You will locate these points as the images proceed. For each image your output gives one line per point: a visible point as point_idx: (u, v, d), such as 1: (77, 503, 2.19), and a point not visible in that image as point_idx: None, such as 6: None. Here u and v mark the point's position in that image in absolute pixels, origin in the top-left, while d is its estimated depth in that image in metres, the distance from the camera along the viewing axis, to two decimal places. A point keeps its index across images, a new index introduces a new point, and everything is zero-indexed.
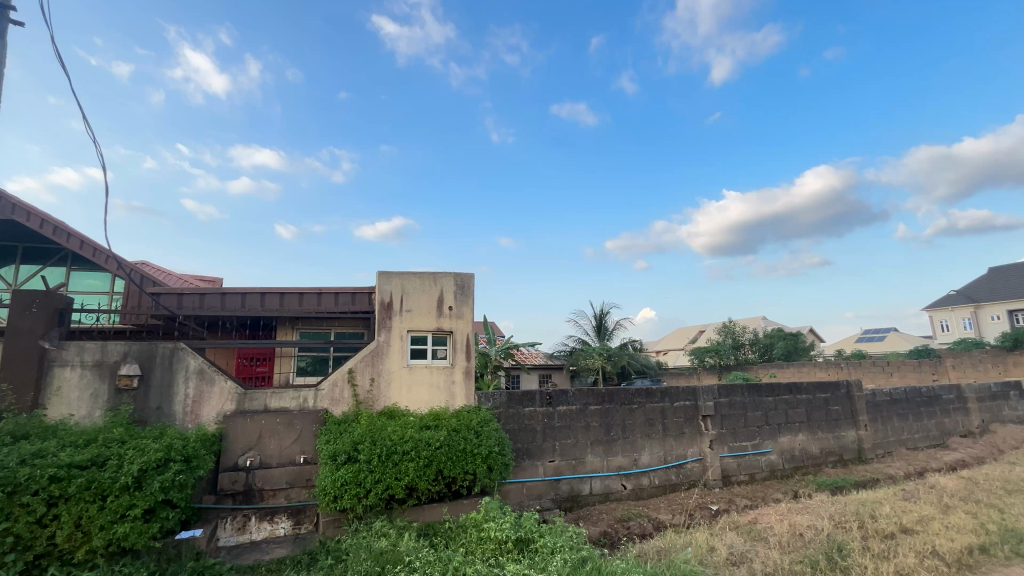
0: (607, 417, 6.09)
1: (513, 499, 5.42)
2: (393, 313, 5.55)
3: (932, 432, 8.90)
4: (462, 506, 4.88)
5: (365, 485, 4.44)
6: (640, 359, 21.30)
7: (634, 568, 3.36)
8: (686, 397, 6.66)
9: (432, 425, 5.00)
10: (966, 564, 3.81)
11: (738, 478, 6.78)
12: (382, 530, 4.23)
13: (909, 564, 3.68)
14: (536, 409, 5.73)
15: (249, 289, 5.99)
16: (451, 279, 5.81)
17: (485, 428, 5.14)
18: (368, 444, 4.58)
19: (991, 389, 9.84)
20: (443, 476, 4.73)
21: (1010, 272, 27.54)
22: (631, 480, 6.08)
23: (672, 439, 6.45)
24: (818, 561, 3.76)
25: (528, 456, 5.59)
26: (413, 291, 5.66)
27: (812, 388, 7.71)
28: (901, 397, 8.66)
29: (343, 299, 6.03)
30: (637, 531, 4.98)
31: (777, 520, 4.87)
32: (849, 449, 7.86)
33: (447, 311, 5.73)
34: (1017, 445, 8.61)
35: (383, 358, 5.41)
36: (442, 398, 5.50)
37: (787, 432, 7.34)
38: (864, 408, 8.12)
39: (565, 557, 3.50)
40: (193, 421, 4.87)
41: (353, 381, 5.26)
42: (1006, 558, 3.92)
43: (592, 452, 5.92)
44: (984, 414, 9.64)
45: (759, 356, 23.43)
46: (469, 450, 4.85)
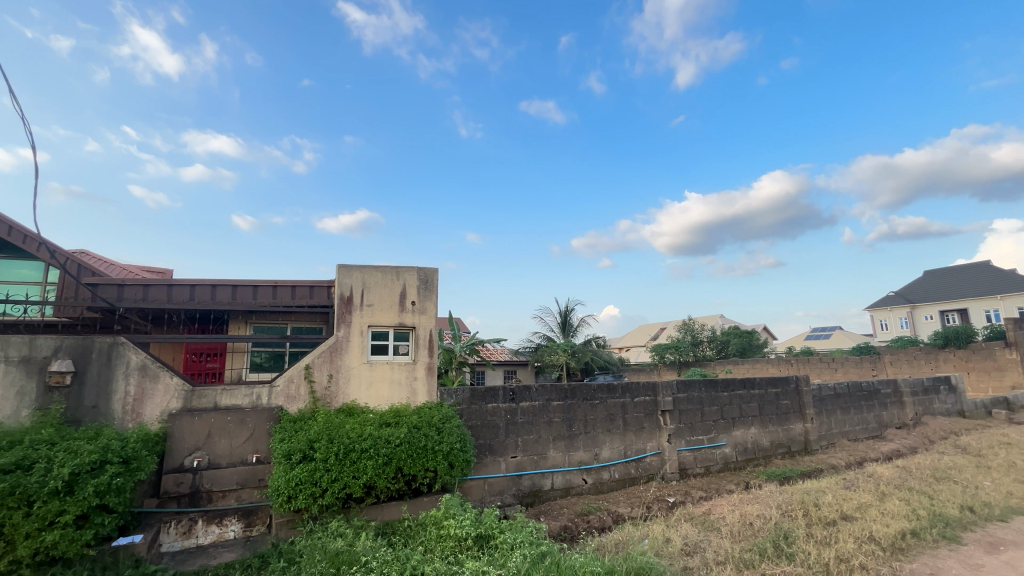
0: (569, 413, 6.14)
1: (474, 495, 5.39)
2: (353, 308, 5.40)
3: (872, 424, 9.47)
4: (422, 504, 4.81)
5: (320, 485, 4.30)
6: (604, 355, 21.70)
7: (592, 561, 3.40)
8: (646, 393, 6.81)
9: (392, 423, 4.89)
10: (899, 547, 4.05)
11: (694, 471, 7.00)
12: (339, 530, 4.11)
13: (848, 549, 3.89)
14: (499, 405, 5.71)
15: (200, 279, 5.51)
16: (414, 274, 5.69)
17: (446, 425, 5.07)
18: (324, 442, 4.44)
19: (924, 383, 10.57)
20: (402, 474, 4.64)
21: (943, 275, 29.62)
22: (592, 474, 6.17)
23: (632, 434, 6.58)
24: (766, 549, 3.93)
25: (490, 452, 5.57)
26: (375, 286, 5.52)
27: (764, 383, 8.04)
28: (844, 391, 9.17)
29: (301, 292, 5.77)
30: (596, 525, 5.05)
31: (729, 511, 5.05)
32: (797, 441, 8.26)
33: (410, 306, 5.62)
34: (945, 435, 9.29)
35: (342, 354, 5.25)
36: (403, 394, 5.40)
37: (740, 426, 7.63)
38: (811, 402, 8.55)
39: (524, 553, 3.50)
40: (134, 421, 4.58)
41: (310, 377, 5.09)
42: (933, 541, 4.20)
43: (554, 447, 5.96)
44: (918, 407, 10.33)
45: (716, 353, 24.30)
46: (429, 447, 4.78)
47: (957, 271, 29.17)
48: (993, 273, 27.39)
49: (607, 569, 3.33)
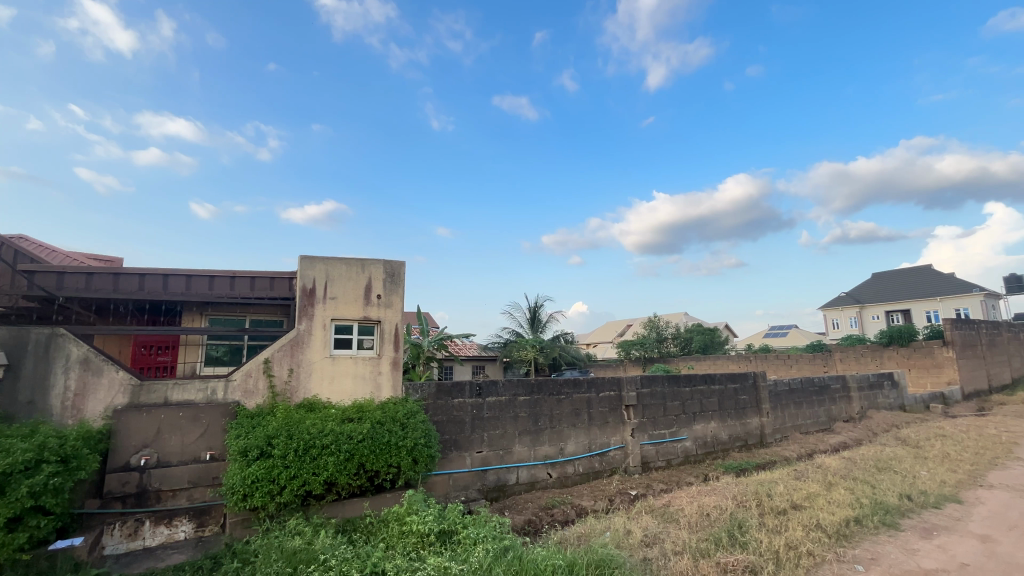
0: (535, 408, 6.17)
1: (438, 491, 5.34)
2: (316, 301, 5.25)
3: (822, 417, 9.94)
4: (385, 500, 4.73)
5: (279, 482, 4.16)
6: (571, 351, 21.95)
7: (554, 554, 3.43)
8: (610, 388, 6.92)
9: (355, 418, 4.79)
10: (843, 534, 4.27)
11: (655, 464, 7.17)
12: (297, 528, 4.00)
13: (797, 537, 4.07)
14: (465, 401, 5.67)
15: (151, 268, 5.18)
16: (380, 266, 5.58)
17: (411, 420, 5.00)
18: (283, 438, 4.30)
19: (870, 378, 11.17)
20: (365, 470, 4.55)
21: (889, 277, 31.36)
22: (557, 468, 6.23)
23: (597, 428, 6.68)
24: (721, 538, 4.06)
25: (456, 447, 5.54)
26: (339, 278, 5.38)
27: (724, 378, 8.31)
28: (797, 387, 9.58)
29: (260, 284, 5.55)
30: (560, 518, 5.11)
31: (688, 502, 5.20)
32: (753, 434, 8.58)
33: (375, 300, 5.51)
34: (888, 428, 9.85)
35: (303, 348, 5.10)
36: (367, 389, 5.29)
37: (700, 420, 7.86)
38: (767, 397, 8.90)
39: (487, 548, 3.49)
40: (74, 417, 4.31)
41: (269, 372, 4.91)
42: (874, 527, 4.45)
43: (519, 442, 5.98)
44: (864, 402, 10.92)
45: (680, 350, 24.96)
46: (393, 443, 4.69)
47: (902, 274, 30.96)
48: (934, 276, 29.21)
49: (568, 562, 3.37)
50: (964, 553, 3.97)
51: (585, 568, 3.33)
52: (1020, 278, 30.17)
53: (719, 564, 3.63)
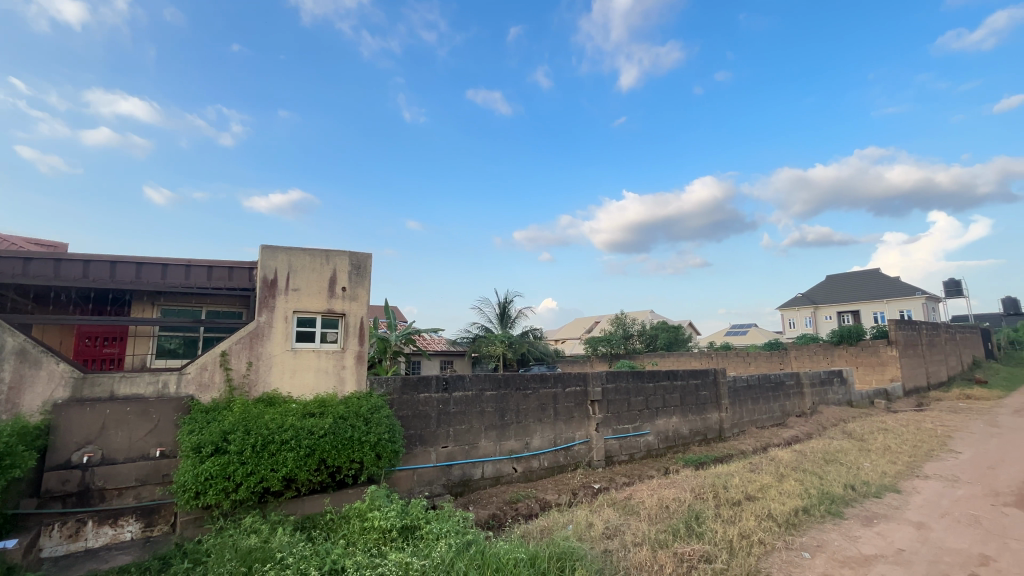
0: (501, 403, 6.18)
1: (402, 487, 5.28)
2: (277, 292, 5.09)
3: (777, 412, 10.38)
4: (347, 496, 4.65)
5: (234, 479, 4.01)
6: (540, 347, 22.12)
7: (516, 548, 3.45)
8: (576, 383, 7.00)
9: (317, 413, 4.66)
10: (792, 523, 4.48)
11: (619, 458, 7.32)
12: (253, 526, 3.87)
13: (749, 527, 4.25)
14: (431, 395, 5.62)
15: (97, 255, 4.87)
16: (346, 258, 5.45)
17: (375, 415, 4.91)
18: (240, 434, 4.15)
19: (821, 375, 11.73)
20: (326, 466, 4.44)
21: (842, 280, 32.96)
22: (522, 462, 6.26)
23: (562, 423, 6.75)
24: (678, 529, 4.19)
25: (421, 443, 5.48)
26: (302, 270, 5.23)
27: (686, 374, 8.54)
28: (755, 383, 9.97)
29: (218, 273, 5.32)
30: (524, 512, 5.14)
31: (648, 495, 5.34)
32: (712, 429, 8.88)
33: (340, 292, 5.38)
34: (836, 422, 10.38)
35: (263, 341, 4.93)
36: (330, 383, 5.17)
37: (663, 415, 8.07)
38: (726, 393, 9.22)
39: (450, 542, 3.48)
40: (9, 412, 4.03)
41: (225, 365, 4.73)
42: (820, 516, 4.69)
43: (485, 437, 5.98)
44: (815, 397, 11.46)
45: (645, 346, 25.53)
46: (356, 438, 4.60)
47: (854, 277, 32.58)
48: (881, 280, 30.88)
49: (530, 556, 3.40)
50: (901, 539, 4.22)
51: (546, 561, 3.37)
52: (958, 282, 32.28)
53: (676, 554, 3.74)
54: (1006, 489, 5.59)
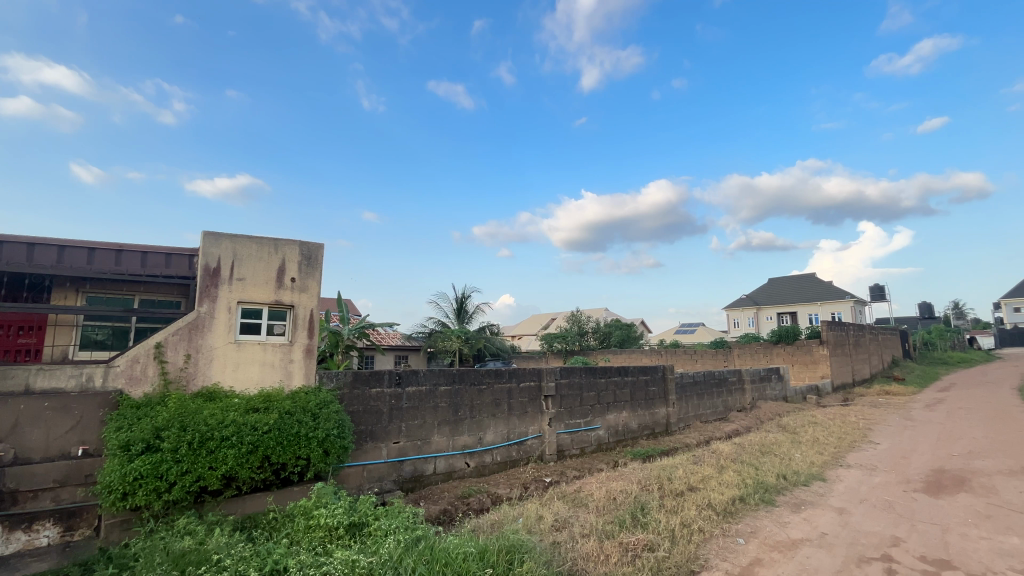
0: (455, 398, 6.16)
1: (351, 483, 5.14)
2: (220, 282, 4.83)
3: (719, 407, 10.91)
4: (292, 494, 4.48)
5: (167, 479, 3.77)
6: (496, 342, 22.18)
7: (466, 542, 3.46)
8: (530, 378, 7.08)
9: (261, 408, 4.45)
10: (729, 511, 4.74)
11: (570, 452, 7.47)
12: (188, 528, 3.67)
13: (690, 516, 4.45)
14: (383, 390, 5.51)
15: (12, 235, 4.44)
16: (296, 248, 5.24)
17: (323, 410, 4.75)
18: (174, 431, 3.90)
19: (760, 372, 12.43)
20: (270, 463, 4.25)
21: (782, 283, 35.03)
22: (474, 458, 6.27)
23: (516, 418, 6.81)
24: (624, 520, 4.33)
25: (371, 439, 5.36)
26: (248, 259, 4.98)
27: (637, 370, 8.82)
28: (700, 379, 10.43)
29: (153, 260, 4.98)
30: (476, 507, 5.14)
31: (597, 487, 5.48)
32: (660, 423, 9.22)
33: (289, 283, 5.17)
34: (772, 416, 11.04)
35: (203, 332, 4.66)
36: (276, 377, 4.96)
37: (614, 410, 8.30)
38: (673, 388, 9.60)
39: (398, 538, 3.44)
40: None
41: (160, 357, 4.43)
42: (755, 504, 4.98)
43: (438, 432, 5.93)
44: (755, 393, 12.14)
45: (599, 343, 26.17)
46: (303, 434, 4.44)
47: (792, 280, 34.70)
48: (817, 284, 33.04)
49: (479, 549, 3.41)
50: (824, 523, 4.56)
51: (495, 554, 3.39)
52: (882, 288, 35.06)
53: (622, 543, 3.87)
54: (915, 477, 6.14)
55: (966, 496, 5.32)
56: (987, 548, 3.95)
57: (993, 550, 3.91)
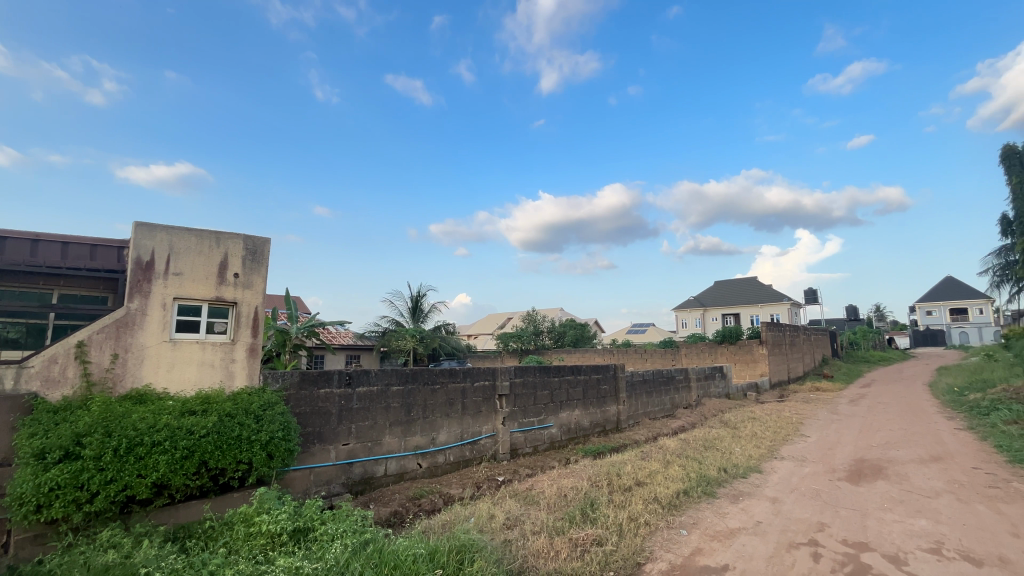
0: (408, 398, 6.06)
1: (297, 487, 4.95)
2: (154, 276, 4.52)
3: (667, 404, 11.34)
4: (231, 500, 4.26)
5: (89, 488, 3.48)
6: (451, 342, 22.03)
7: (415, 543, 3.41)
8: (484, 378, 7.08)
9: (198, 411, 4.20)
10: (673, 504, 4.93)
11: (523, 450, 7.53)
12: (112, 540, 3.40)
13: (637, 510, 4.61)
14: (332, 391, 5.34)
15: None
16: (240, 242, 4.98)
17: (267, 412, 4.54)
18: (98, 436, 3.60)
19: (705, 371, 13.03)
20: (207, 469, 4.02)
21: (727, 285, 36.82)
22: (427, 458, 6.19)
23: (469, 417, 6.78)
24: (574, 516, 4.42)
25: (319, 441, 5.18)
26: (186, 252, 4.69)
27: (590, 369, 9.00)
28: (649, 378, 10.80)
29: (75, 252, 4.59)
30: (427, 507, 5.07)
31: (548, 485, 5.56)
32: (611, 420, 9.47)
33: (232, 279, 4.91)
34: (715, 412, 11.59)
35: (133, 330, 4.35)
36: (215, 377, 4.70)
37: (567, 408, 8.44)
38: (624, 387, 9.88)
39: (345, 543, 3.34)
40: None
41: (83, 357, 4.10)
42: (697, 496, 5.21)
43: (389, 433, 5.82)
44: (700, 391, 12.71)
45: (554, 342, 26.54)
46: (245, 437, 4.21)
47: (735, 283, 36.58)
48: (758, 287, 34.98)
49: (430, 550, 3.38)
50: (759, 512, 4.84)
51: (446, 554, 3.37)
52: (815, 292, 37.59)
53: (572, 539, 3.95)
54: (840, 467, 6.63)
55: (882, 483, 5.81)
56: (899, 530, 4.33)
57: (904, 531, 4.29)
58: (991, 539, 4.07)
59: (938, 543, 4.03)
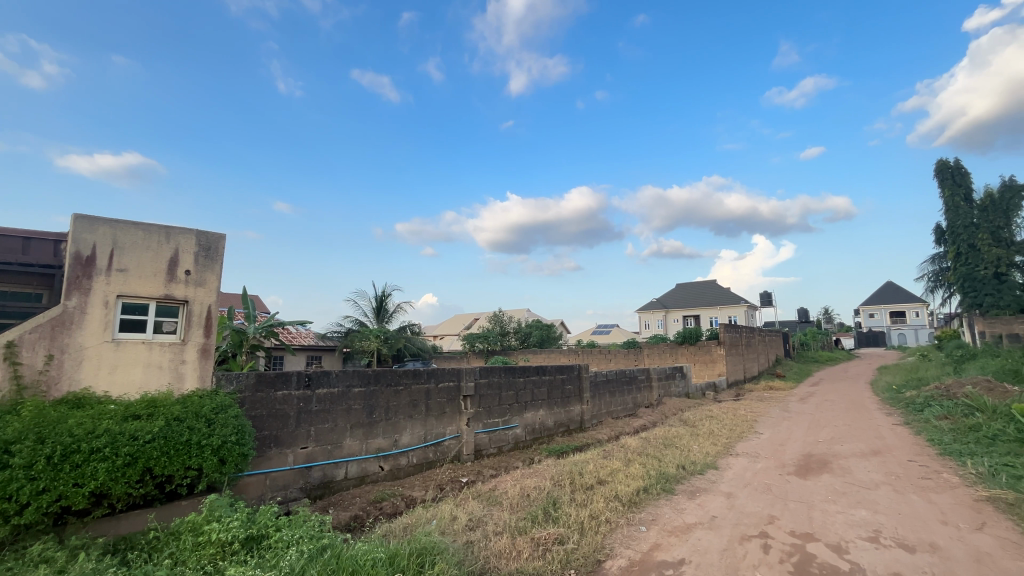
0: (370, 400, 5.94)
1: (251, 494, 4.75)
2: (95, 273, 4.25)
3: (629, 404, 11.57)
4: (178, 509, 4.06)
5: (17, 500, 3.20)
6: (416, 342, 21.77)
7: (374, 548, 3.35)
8: (449, 378, 7.03)
9: (143, 415, 3.97)
10: (633, 501, 5.04)
11: (487, 451, 7.51)
12: (44, 555, 3.16)
13: (598, 508, 4.68)
14: (290, 393, 5.17)
15: None
16: (192, 238, 4.75)
17: (219, 415, 4.34)
18: (29, 443, 3.34)
19: (666, 371, 13.39)
20: (151, 476, 3.80)
21: (688, 287, 37.96)
22: (389, 461, 6.08)
23: (433, 418, 6.72)
24: (537, 515, 4.45)
25: (276, 444, 5.01)
26: (132, 248, 4.44)
27: (554, 369, 9.09)
28: (612, 378, 11.00)
29: (6, 245, 4.27)
30: (388, 511, 4.99)
31: (512, 485, 5.57)
32: (574, 420, 9.58)
33: (182, 277, 4.67)
34: (675, 411, 11.93)
35: (71, 330, 4.08)
36: (163, 380, 4.45)
37: (531, 409, 8.49)
38: (588, 387, 10.03)
39: (301, 549, 3.24)
40: None
41: (12, 359, 3.80)
42: (656, 493, 5.35)
43: (350, 435, 5.69)
44: (661, 390, 13.06)
45: (520, 343, 26.62)
46: (195, 442, 4.01)
47: (696, 285, 37.80)
48: (717, 289, 36.24)
49: (389, 554, 3.32)
50: (715, 507, 5.01)
51: (406, 558, 3.32)
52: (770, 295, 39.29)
53: (534, 538, 3.97)
54: (789, 461, 6.96)
55: (827, 477, 6.12)
56: (842, 520, 4.58)
57: (846, 522, 4.54)
58: (923, 527, 4.36)
59: (876, 532, 4.28)
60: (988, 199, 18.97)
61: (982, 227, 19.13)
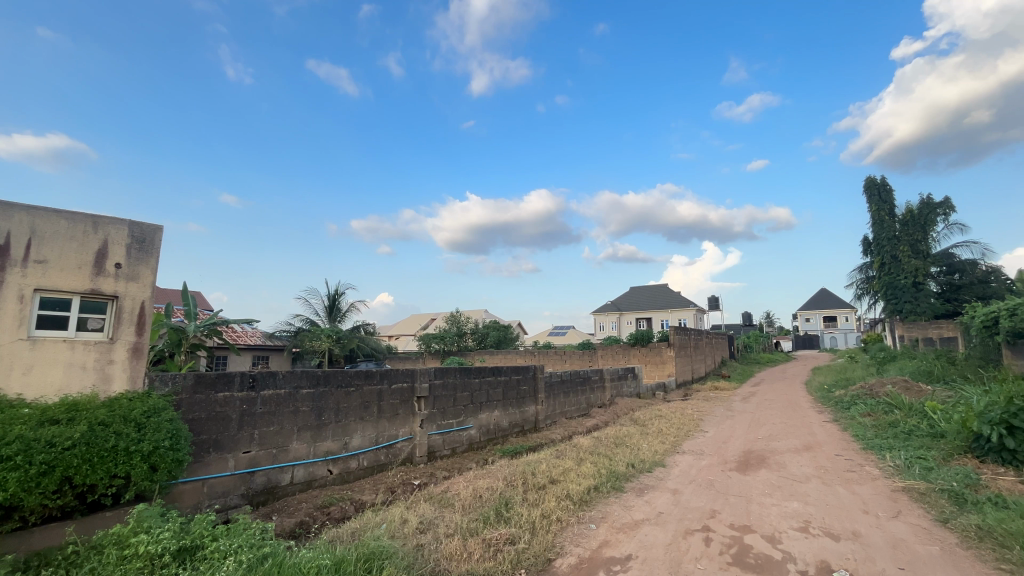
0: (319, 401, 5.74)
1: (185, 502, 4.46)
2: (9, 264, 3.87)
3: (583, 404, 11.80)
4: (101, 520, 3.76)
5: None
6: (370, 342, 21.26)
7: (320, 554, 3.23)
8: (403, 379, 6.91)
9: (62, 420, 3.65)
10: (584, 500, 5.14)
11: (441, 453, 7.43)
12: None
13: (550, 507, 4.74)
14: (232, 394, 4.91)
15: None
16: (124, 229, 4.43)
17: (151, 420, 4.07)
18: None
19: (619, 372, 13.74)
20: (71, 486, 3.50)
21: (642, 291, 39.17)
22: (338, 464, 5.90)
23: (385, 420, 6.57)
24: (488, 516, 4.45)
25: (216, 449, 4.74)
26: (53, 238, 4.08)
27: (510, 370, 9.12)
28: (567, 378, 11.17)
29: None
30: (336, 516, 4.84)
31: (464, 486, 5.54)
32: (529, 420, 9.66)
33: (112, 271, 4.34)
34: (627, 410, 12.28)
35: None
36: (87, 381, 4.11)
37: (486, 410, 8.47)
38: (542, 387, 10.13)
39: (239, 559, 3.08)
40: None
41: None
42: (606, 491, 5.47)
43: (297, 438, 5.47)
44: (614, 391, 13.39)
45: (477, 344, 26.55)
46: (122, 448, 3.74)
47: (649, 288, 39.04)
48: (669, 293, 37.58)
49: (335, 560, 3.21)
50: (661, 503, 5.19)
51: (353, 563, 3.22)
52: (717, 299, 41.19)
53: (485, 539, 3.97)
54: (731, 458, 7.31)
55: (765, 472, 6.48)
56: (776, 512, 4.86)
57: (780, 513, 4.82)
58: (848, 516, 4.70)
59: (806, 522, 4.57)
60: (908, 214, 20.72)
61: (902, 239, 20.90)
